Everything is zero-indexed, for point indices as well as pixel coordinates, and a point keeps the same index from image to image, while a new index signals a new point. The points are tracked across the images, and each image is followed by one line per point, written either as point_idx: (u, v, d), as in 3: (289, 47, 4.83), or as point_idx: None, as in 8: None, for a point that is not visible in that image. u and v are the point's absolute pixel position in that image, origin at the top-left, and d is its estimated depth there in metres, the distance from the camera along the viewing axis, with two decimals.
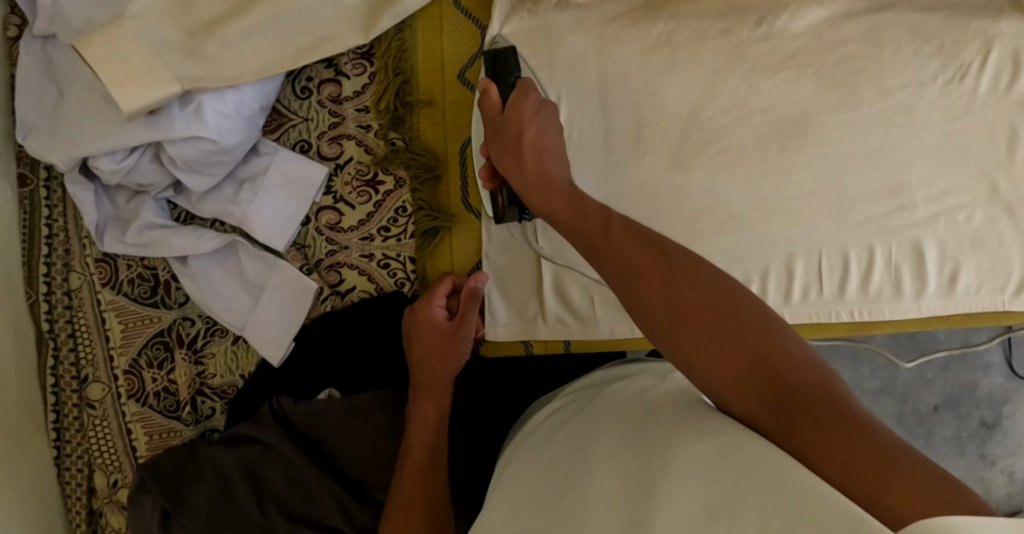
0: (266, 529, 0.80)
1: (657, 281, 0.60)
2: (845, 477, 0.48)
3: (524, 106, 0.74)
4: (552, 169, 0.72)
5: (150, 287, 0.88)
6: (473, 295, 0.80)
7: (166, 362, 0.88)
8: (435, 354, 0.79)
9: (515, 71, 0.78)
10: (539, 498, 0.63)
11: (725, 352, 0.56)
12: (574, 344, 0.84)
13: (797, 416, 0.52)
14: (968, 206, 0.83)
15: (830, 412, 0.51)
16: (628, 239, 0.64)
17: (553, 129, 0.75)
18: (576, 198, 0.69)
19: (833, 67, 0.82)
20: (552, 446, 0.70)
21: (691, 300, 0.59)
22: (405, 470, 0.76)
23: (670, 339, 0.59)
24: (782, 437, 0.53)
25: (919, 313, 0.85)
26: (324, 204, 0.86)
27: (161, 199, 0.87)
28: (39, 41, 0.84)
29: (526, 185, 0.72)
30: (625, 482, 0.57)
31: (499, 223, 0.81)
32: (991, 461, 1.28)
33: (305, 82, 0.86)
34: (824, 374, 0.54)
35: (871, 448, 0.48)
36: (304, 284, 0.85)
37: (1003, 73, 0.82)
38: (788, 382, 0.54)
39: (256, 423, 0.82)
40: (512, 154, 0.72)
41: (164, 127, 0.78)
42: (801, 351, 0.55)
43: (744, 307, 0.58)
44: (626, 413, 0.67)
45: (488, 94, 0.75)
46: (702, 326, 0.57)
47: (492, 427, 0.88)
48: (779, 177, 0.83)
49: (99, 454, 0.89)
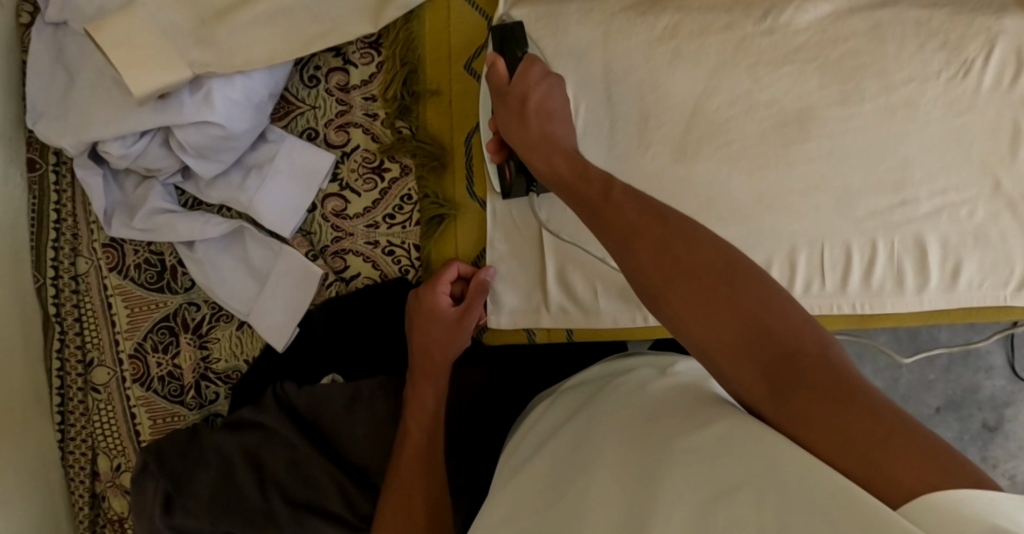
0: (268, 514, 0.80)
1: (654, 241, 0.63)
2: (837, 440, 0.49)
3: (530, 75, 0.77)
4: (557, 133, 0.75)
5: (157, 272, 0.89)
6: (481, 288, 0.81)
7: (171, 346, 0.88)
8: (437, 342, 0.80)
9: (522, 45, 0.80)
10: (547, 487, 0.64)
11: (717, 311, 0.57)
12: (575, 332, 0.85)
13: (791, 376, 0.53)
14: (971, 201, 0.83)
15: (821, 375, 0.52)
16: (628, 204, 0.66)
17: (558, 97, 0.77)
18: (578, 162, 0.72)
19: (836, 61, 0.83)
20: (551, 440, 0.71)
21: (687, 262, 0.61)
22: (404, 462, 0.78)
23: (664, 299, 0.61)
24: (769, 398, 0.54)
25: (921, 307, 0.86)
26: (330, 191, 0.87)
27: (169, 184, 0.88)
28: (51, 28, 0.85)
29: (531, 147, 0.74)
30: (631, 470, 0.58)
31: (506, 198, 0.82)
32: (992, 464, 1.28)
33: (314, 71, 0.86)
34: (819, 338, 0.55)
35: (870, 412, 0.49)
36: (310, 270, 0.86)
37: (1006, 69, 0.82)
38: (783, 342, 0.55)
39: (260, 408, 0.83)
40: (517, 118, 0.75)
41: (174, 111, 0.79)
42: (795, 314, 0.56)
43: (742, 271, 0.60)
44: (632, 401, 0.68)
45: (496, 66, 0.77)
46: (697, 286, 0.59)
47: (494, 416, 0.88)
48: (781, 171, 0.83)
49: (102, 437, 0.90)
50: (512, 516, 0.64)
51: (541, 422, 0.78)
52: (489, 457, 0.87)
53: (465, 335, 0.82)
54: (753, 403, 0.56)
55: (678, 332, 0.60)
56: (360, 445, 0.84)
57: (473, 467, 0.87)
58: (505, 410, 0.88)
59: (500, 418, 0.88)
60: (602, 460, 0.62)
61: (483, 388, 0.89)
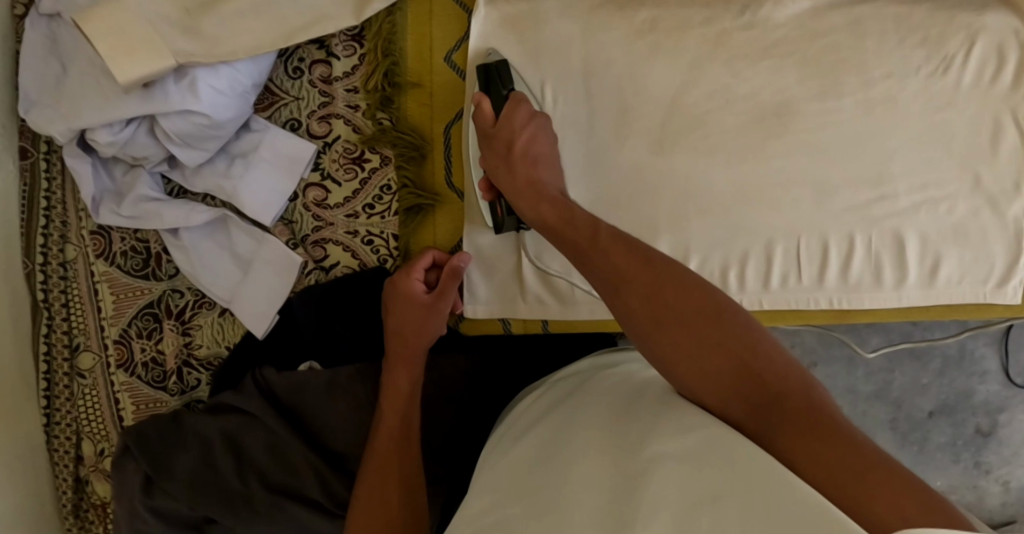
0: (246, 497, 0.82)
1: (643, 288, 0.64)
2: (821, 475, 0.52)
3: (515, 117, 0.77)
4: (544, 178, 0.76)
5: (142, 260, 0.90)
6: (455, 272, 0.81)
7: (155, 333, 0.90)
8: (410, 325, 0.81)
9: (506, 83, 0.81)
10: (522, 478, 0.64)
11: (709, 356, 0.60)
12: (551, 324, 0.88)
13: (777, 416, 0.56)
14: (951, 197, 0.83)
15: (807, 416, 0.55)
16: (617, 247, 0.67)
17: (545, 138, 0.78)
18: (564, 208, 0.73)
19: (816, 56, 0.83)
20: (531, 428, 0.72)
21: (677, 307, 0.62)
22: (378, 447, 0.79)
23: (655, 344, 0.62)
24: (760, 432, 0.57)
25: (899, 302, 0.86)
26: (311, 180, 0.88)
27: (156, 173, 0.89)
28: (46, 19, 0.86)
29: (518, 192, 0.75)
30: (611, 469, 0.58)
31: (498, 233, 0.83)
32: (985, 469, 1.28)
33: (298, 63, 0.88)
34: (802, 376, 0.58)
35: (852, 452, 0.51)
36: (289, 257, 0.87)
37: (987, 66, 0.83)
38: (769, 383, 0.58)
39: (240, 392, 0.83)
40: (503, 162, 0.76)
41: (160, 99, 0.80)
42: (781, 355, 0.59)
43: (727, 312, 0.62)
44: (609, 403, 0.69)
45: (482, 109, 0.78)
46: (687, 331, 0.61)
47: (477, 409, 0.89)
48: (759, 165, 0.84)
49: (87, 422, 0.91)
50: (488, 505, 0.64)
51: (524, 412, 0.79)
52: (467, 444, 0.89)
53: (437, 319, 0.82)
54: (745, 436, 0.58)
55: (669, 374, 0.62)
56: (340, 430, 0.85)
57: (456, 457, 0.89)
58: (488, 404, 0.89)
59: (483, 411, 0.89)
60: (579, 452, 0.62)
61: (462, 375, 0.90)
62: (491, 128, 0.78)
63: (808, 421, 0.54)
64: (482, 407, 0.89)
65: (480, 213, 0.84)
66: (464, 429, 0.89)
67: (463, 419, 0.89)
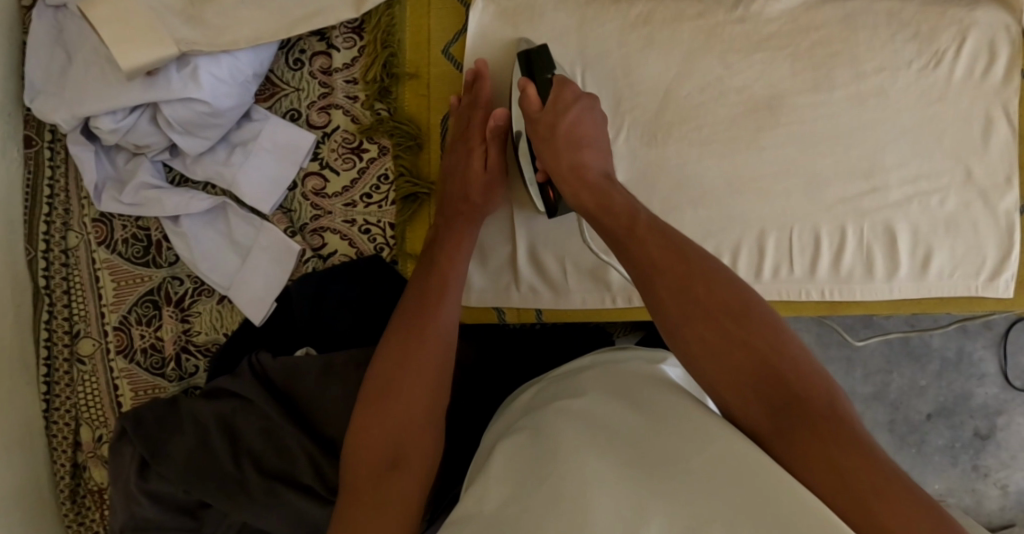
0: (240, 483, 0.82)
1: (675, 280, 0.67)
2: (834, 484, 0.55)
3: (560, 101, 0.79)
4: (587, 160, 0.77)
5: (143, 247, 0.91)
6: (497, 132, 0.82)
7: (154, 320, 0.91)
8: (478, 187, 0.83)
9: (550, 68, 0.81)
10: (524, 471, 0.64)
11: (732, 354, 0.63)
12: (545, 313, 0.88)
13: (795, 419, 0.59)
14: (942, 189, 0.84)
15: (825, 423, 0.57)
16: (653, 239, 0.70)
17: (590, 120, 0.79)
18: (604, 195, 0.75)
19: (807, 50, 0.84)
20: (542, 411, 0.73)
21: (707, 301, 0.65)
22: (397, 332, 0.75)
23: (681, 336, 0.65)
24: (774, 434, 0.59)
25: (891, 295, 0.87)
26: (310, 169, 0.89)
27: (158, 161, 0.90)
28: (52, 10, 0.88)
29: (561, 177, 0.77)
30: (623, 475, 0.60)
31: (551, 217, 0.83)
32: (983, 473, 1.28)
33: (298, 54, 0.89)
34: (824, 383, 0.61)
35: (863, 463, 0.54)
36: (288, 245, 0.88)
37: (979, 60, 0.84)
38: (789, 385, 0.60)
39: (236, 377, 0.86)
40: (548, 146, 0.78)
41: (163, 86, 0.82)
42: (806, 363, 0.62)
43: (756, 313, 0.65)
44: (607, 404, 0.70)
45: (527, 95, 0.80)
46: (713, 327, 0.64)
47: (470, 402, 0.90)
48: (751, 156, 0.85)
49: (86, 408, 0.92)
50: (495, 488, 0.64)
51: (533, 398, 0.80)
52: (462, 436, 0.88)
53: (494, 190, 0.84)
54: (758, 436, 0.61)
55: (691, 366, 0.65)
56: (335, 416, 0.85)
57: (453, 449, 0.87)
58: (481, 395, 0.91)
59: (478, 403, 0.90)
60: (580, 449, 0.63)
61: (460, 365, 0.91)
62: (536, 113, 0.80)
63: (824, 427, 0.57)
64: (475, 399, 0.90)
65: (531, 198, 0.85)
66: (460, 421, 0.89)
67: (460, 412, 0.89)
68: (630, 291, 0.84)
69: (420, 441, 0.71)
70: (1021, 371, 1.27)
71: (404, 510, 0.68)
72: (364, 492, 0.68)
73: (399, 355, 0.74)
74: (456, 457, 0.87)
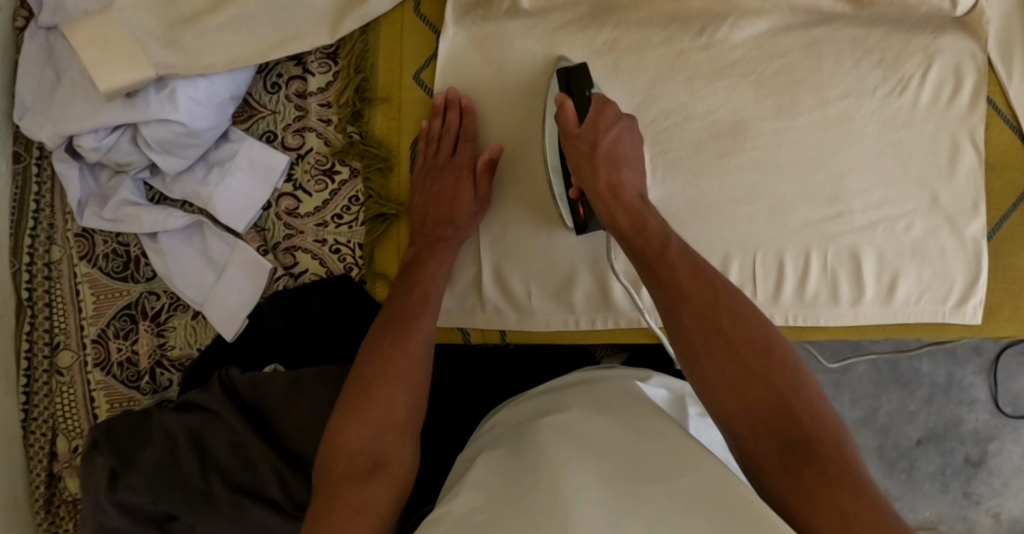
0: (208, 495, 0.84)
1: (701, 309, 0.68)
2: (835, 524, 0.56)
3: (601, 119, 0.79)
4: (625, 180, 0.77)
5: (122, 262, 0.94)
6: (488, 166, 0.85)
7: (131, 333, 0.93)
8: (461, 215, 0.85)
9: (588, 87, 0.82)
10: (515, 481, 0.66)
11: (749, 387, 0.64)
12: (508, 334, 0.89)
13: (804, 458, 0.61)
14: (908, 215, 0.85)
15: (830, 467, 0.59)
16: (683, 267, 0.71)
17: (629, 140, 0.80)
18: (639, 217, 0.75)
19: (772, 76, 0.85)
20: (538, 427, 0.75)
21: (732, 334, 0.67)
22: (382, 341, 0.79)
23: (700, 367, 0.67)
24: (779, 469, 0.61)
25: (857, 320, 0.87)
26: (284, 190, 0.91)
27: (139, 179, 0.93)
28: (43, 31, 0.92)
29: (597, 194, 0.77)
30: (602, 489, 0.61)
31: (580, 234, 0.84)
32: (975, 500, 1.26)
33: (276, 78, 0.91)
34: (837, 426, 0.63)
35: (866, 509, 0.56)
36: (260, 263, 0.90)
37: (944, 88, 0.85)
38: (803, 425, 0.62)
39: (205, 391, 0.87)
40: (587, 162, 0.78)
41: (142, 108, 0.85)
42: (821, 405, 0.64)
43: (779, 350, 0.66)
44: (585, 429, 0.72)
45: (565, 109, 0.80)
46: (733, 359, 0.66)
47: (450, 421, 0.93)
48: (716, 181, 0.86)
49: (62, 419, 0.94)
50: (479, 497, 0.65)
51: (508, 419, 0.83)
52: (448, 455, 0.91)
53: (479, 218, 0.86)
54: (760, 469, 0.62)
55: (704, 392, 0.67)
56: (301, 432, 0.86)
57: (431, 466, 0.90)
58: (459, 417, 0.94)
59: (456, 425, 0.93)
60: (559, 464, 0.65)
61: (445, 382, 0.95)
62: (574, 129, 0.80)
63: (832, 471, 0.59)
64: (449, 418, 0.93)
65: (558, 215, 0.85)
66: (433, 440, 0.91)
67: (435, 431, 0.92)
68: (594, 313, 0.86)
69: (400, 443, 0.74)
70: (1012, 397, 1.25)
71: (382, 506, 0.68)
72: (341, 489, 0.69)
73: (385, 361, 0.77)
74: (431, 471, 0.89)
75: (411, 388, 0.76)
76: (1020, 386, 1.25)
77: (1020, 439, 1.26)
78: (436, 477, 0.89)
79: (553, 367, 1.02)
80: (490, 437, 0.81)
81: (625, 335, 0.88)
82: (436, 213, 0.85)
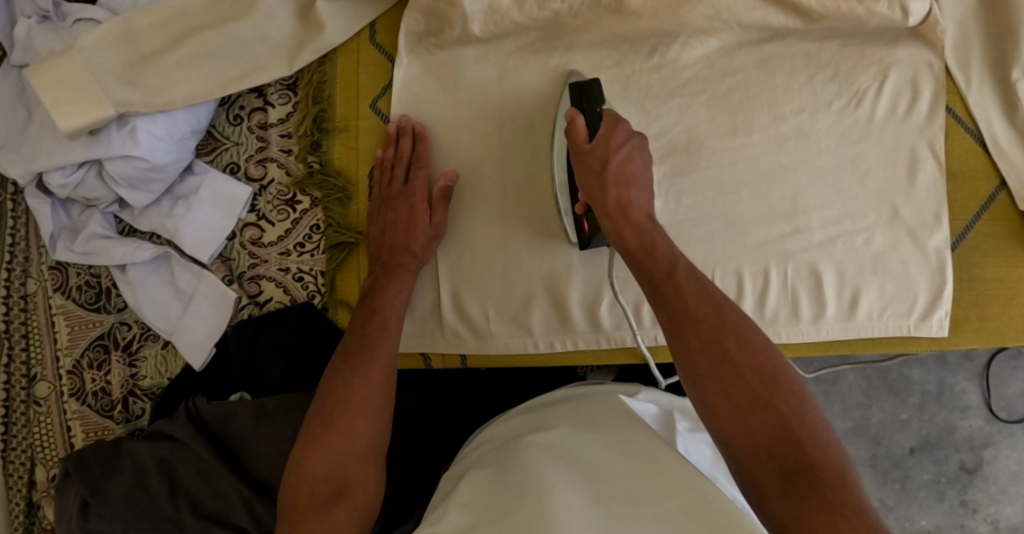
0: (175, 524, 0.85)
1: (707, 332, 0.67)
2: None
3: (613, 137, 0.77)
4: (634, 199, 0.75)
5: (95, 294, 0.95)
6: (445, 193, 0.86)
7: (104, 364, 0.94)
8: (419, 240, 0.85)
9: (600, 103, 0.81)
10: (501, 503, 0.65)
11: (753, 412, 0.63)
12: (469, 358, 0.89)
13: (804, 486, 0.59)
14: (868, 229, 0.84)
15: (831, 496, 0.58)
16: (690, 289, 0.69)
17: (640, 160, 0.78)
18: (647, 237, 0.73)
19: (725, 94, 0.86)
20: (525, 447, 0.74)
21: (738, 357, 0.65)
22: (365, 366, 0.79)
23: (704, 390, 0.65)
24: (778, 494, 0.59)
25: (819, 336, 0.86)
26: (248, 220, 0.92)
27: (109, 213, 0.94)
28: (16, 70, 0.93)
29: (605, 212, 0.75)
30: (585, 510, 0.61)
31: (583, 248, 0.84)
32: (972, 508, 1.23)
33: (238, 110, 0.93)
34: (840, 455, 0.61)
35: None
36: (225, 293, 0.92)
37: (901, 99, 0.84)
38: (806, 452, 0.61)
39: (172, 420, 0.89)
40: (596, 178, 0.76)
41: (104, 145, 0.87)
42: (824, 432, 0.62)
43: (785, 378, 0.64)
44: (573, 450, 0.72)
45: (576, 125, 0.79)
46: (738, 383, 0.64)
47: (431, 445, 0.94)
48: (673, 200, 0.86)
49: (40, 449, 0.96)
50: (467, 519, 0.65)
51: (495, 436, 0.83)
52: (430, 478, 0.92)
53: (437, 243, 0.87)
54: (760, 492, 0.60)
55: (707, 416, 0.65)
56: (266, 460, 0.87)
57: (417, 487, 0.90)
58: (439, 442, 0.95)
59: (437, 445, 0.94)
60: (542, 484, 0.65)
61: (422, 408, 0.96)
62: (584, 144, 0.79)
63: (834, 499, 0.57)
64: (421, 444, 0.94)
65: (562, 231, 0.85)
66: (412, 464, 0.92)
67: (409, 458, 0.92)
68: (552, 336, 0.86)
69: (364, 469, 0.74)
70: (1005, 402, 1.23)
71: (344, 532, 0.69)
72: (307, 516, 0.69)
73: (364, 391, 0.77)
74: (406, 501, 0.89)
75: (376, 414, 0.77)
76: (1013, 391, 1.23)
77: (1016, 445, 1.23)
78: (406, 507, 0.88)
79: (530, 388, 1.02)
80: (478, 454, 0.80)
81: (589, 356, 0.88)
82: (392, 239, 0.86)
